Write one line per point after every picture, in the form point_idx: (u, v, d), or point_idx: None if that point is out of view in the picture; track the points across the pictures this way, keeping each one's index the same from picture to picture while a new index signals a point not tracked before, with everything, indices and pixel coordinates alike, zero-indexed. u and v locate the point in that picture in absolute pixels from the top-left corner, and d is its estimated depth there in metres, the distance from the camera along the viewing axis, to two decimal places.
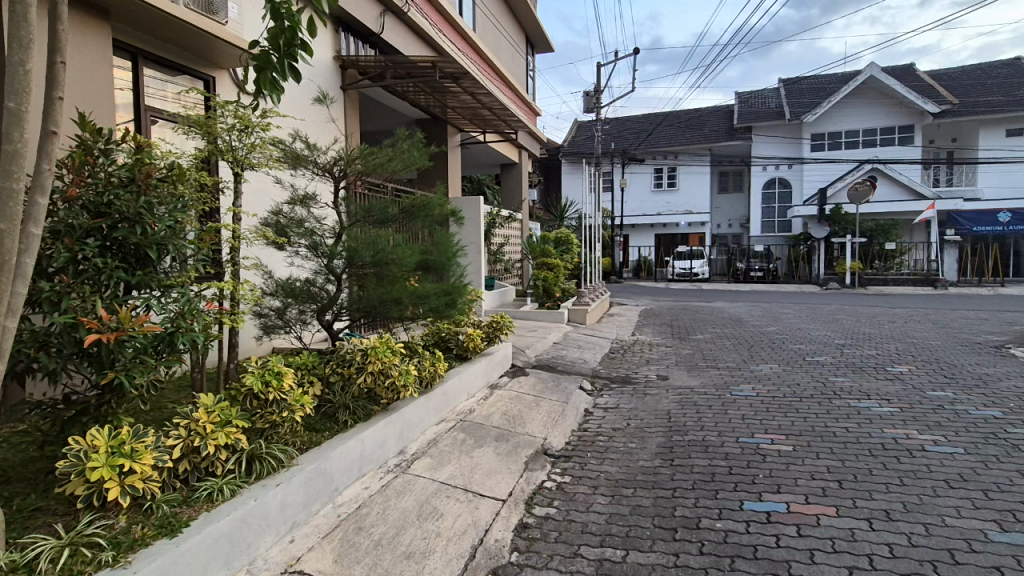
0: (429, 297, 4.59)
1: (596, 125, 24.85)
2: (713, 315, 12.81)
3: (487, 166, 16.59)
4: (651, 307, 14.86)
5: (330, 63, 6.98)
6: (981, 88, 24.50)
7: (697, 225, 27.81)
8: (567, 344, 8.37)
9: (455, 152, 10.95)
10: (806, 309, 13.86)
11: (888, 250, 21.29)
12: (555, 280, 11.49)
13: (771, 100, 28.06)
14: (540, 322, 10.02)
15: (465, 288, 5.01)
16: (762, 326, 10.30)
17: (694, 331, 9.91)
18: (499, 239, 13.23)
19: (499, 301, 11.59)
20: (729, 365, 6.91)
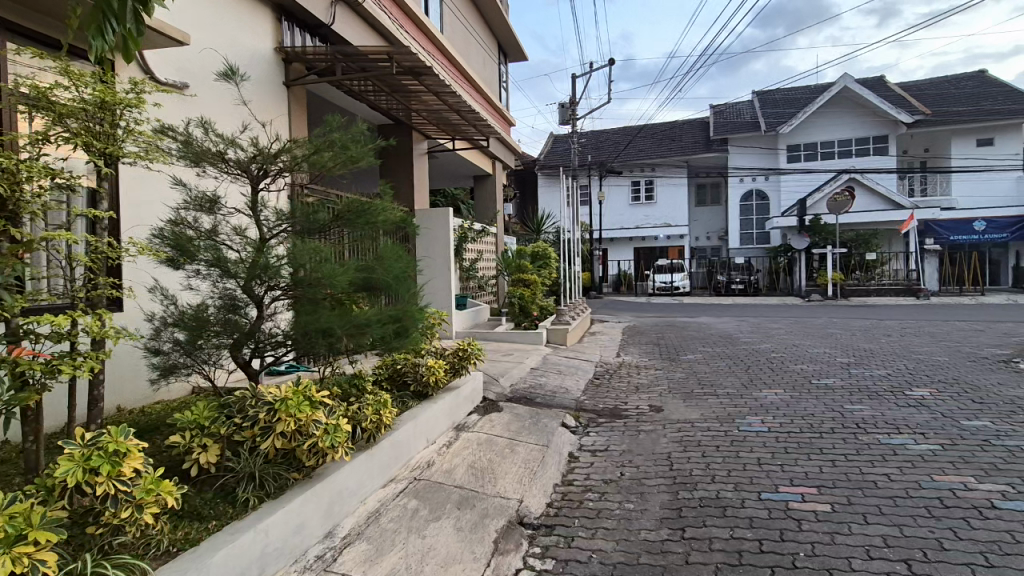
0: (376, 325, 3.63)
1: (572, 138, 24.38)
2: (700, 332, 12.12)
3: (459, 178, 15.82)
4: (634, 324, 14.13)
5: (271, 55, 6.10)
6: (951, 99, 24.74)
7: (676, 238, 27.39)
8: (548, 370, 7.51)
9: (422, 161, 10.12)
10: (796, 323, 13.31)
11: (869, 260, 21.12)
12: (532, 298, 10.70)
13: (746, 113, 28.02)
14: (517, 344, 9.15)
15: (422, 311, 4.09)
16: (756, 344, 9.61)
17: (684, 351, 9.16)
18: (472, 254, 12.37)
19: (471, 322, 10.69)
20: (731, 393, 6.11)
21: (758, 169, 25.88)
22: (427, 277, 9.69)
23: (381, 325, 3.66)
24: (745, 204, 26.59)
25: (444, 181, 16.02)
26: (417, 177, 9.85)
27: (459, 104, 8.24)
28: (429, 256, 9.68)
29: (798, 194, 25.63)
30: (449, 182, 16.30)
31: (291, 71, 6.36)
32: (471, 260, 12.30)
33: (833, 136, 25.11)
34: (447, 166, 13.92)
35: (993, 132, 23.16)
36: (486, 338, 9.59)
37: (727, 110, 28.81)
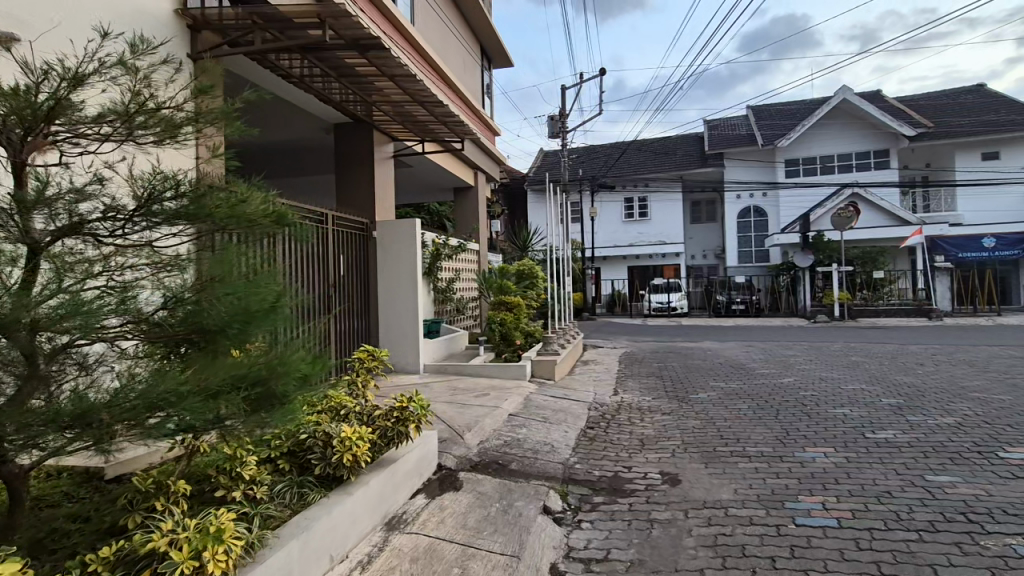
0: (205, 400, 2.09)
1: (563, 152, 23.28)
2: (706, 360, 10.73)
3: (439, 190, 14.50)
4: (632, 351, 12.73)
5: (170, 18, 4.71)
6: (952, 112, 23.93)
7: (672, 257, 26.17)
8: (531, 416, 6.04)
9: (387, 165, 8.78)
10: (811, 349, 11.95)
11: (876, 279, 19.94)
12: (515, 324, 9.30)
13: (741, 127, 27.12)
14: (495, 381, 7.68)
15: (315, 365, 2.57)
16: (777, 378, 8.20)
17: (693, 387, 7.75)
18: (449, 274, 10.98)
19: (445, 352, 9.23)
20: (766, 455, 4.66)
21: (756, 184, 24.84)
22: (391, 301, 8.27)
23: (221, 396, 2.13)
24: (743, 221, 25.47)
25: (423, 193, 14.67)
26: (380, 186, 8.48)
27: (424, 95, 6.93)
28: (392, 276, 8.29)
29: (798, 210, 24.56)
30: (428, 195, 14.98)
31: (199, 40, 4.99)
32: (446, 280, 10.87)
33: (832, 150, 24.16)
34: (423, 175, 12.60)
35: (999, 145, 22.26)
36: (459, 372, 8.12)
37: (721, 125, 27.93)
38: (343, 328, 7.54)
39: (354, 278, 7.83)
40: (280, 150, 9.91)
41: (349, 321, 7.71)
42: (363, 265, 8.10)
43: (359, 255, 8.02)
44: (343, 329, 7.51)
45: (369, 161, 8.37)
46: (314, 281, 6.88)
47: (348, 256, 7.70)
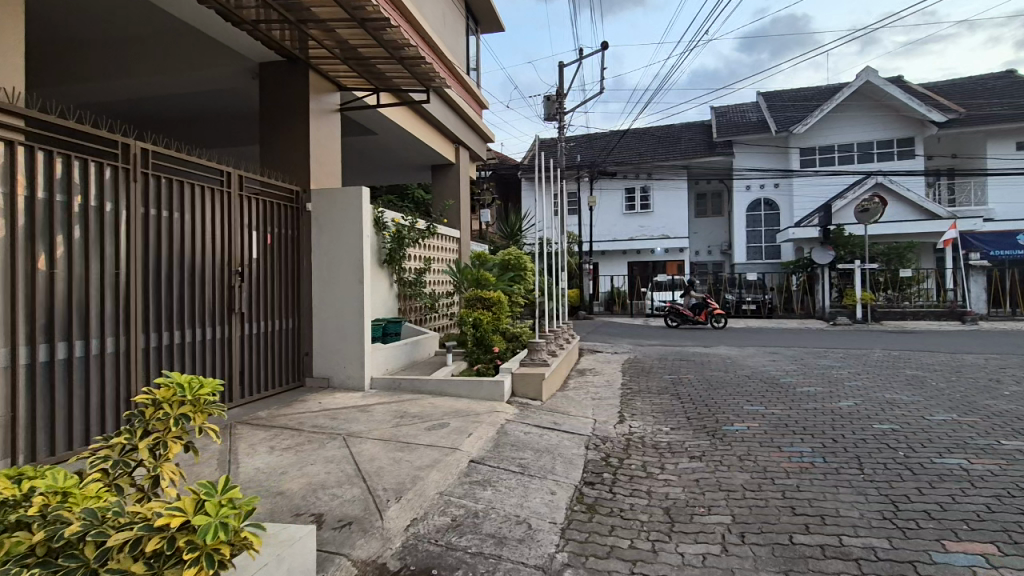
0: None
1: (559, 137, 21.37)
2: (729, 371, 8.85)
3: (416, 169, 12.58)
4: (637, 357, 10.89)
5: None
6: (982, 98, 22.03)
7: (675, 252, 24.31)
8: (502, 465, 4.14)
9: (330, 119, 6.83)
10: (850, 358, 10.03)
11: (903, 278, 18.22)
12: (495, 325, 7.41)
13: (752, 114, 25.25)
14: (461, 403, 5.77)
15: None
16: (831, 401, 6.29)
17: (723, 414, 5.88)
18: (417, 263, 9.09)
19: (406, 360, 7.33)
20: (886, 561, 2.76)
21: (768, 174, 23.03)
22: (329, 293, 6.32)
23: None
24: (752, 215, 23.77)
25: (398, 172, 12.73)
26: (317, 147, 6.51)
27: (360, 6, 4.98)
28: (329, 260, 6.32)
29: (813, 203, 22.77)
30: (404, 175, 13.06)
31: None
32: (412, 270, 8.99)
33: (851, 138, 22.30)
34: (392, 144, 10.64)
35: None
36: (417, 391, 6.20)
37: (729, 112, 26.04)
38: (251, 331, 5.53)
39: (271, 264, 5.87)
40: (206, 109, 8.02)
41: (260, 321, 5.70)
42: (286, 246, 6.13)
43: (281, 234, 6.04)
44: (250, 333, 5.50)
45: (300, 114, 6.41)
46: (204, 265, 4.92)
47: (263, 233, 5.76)
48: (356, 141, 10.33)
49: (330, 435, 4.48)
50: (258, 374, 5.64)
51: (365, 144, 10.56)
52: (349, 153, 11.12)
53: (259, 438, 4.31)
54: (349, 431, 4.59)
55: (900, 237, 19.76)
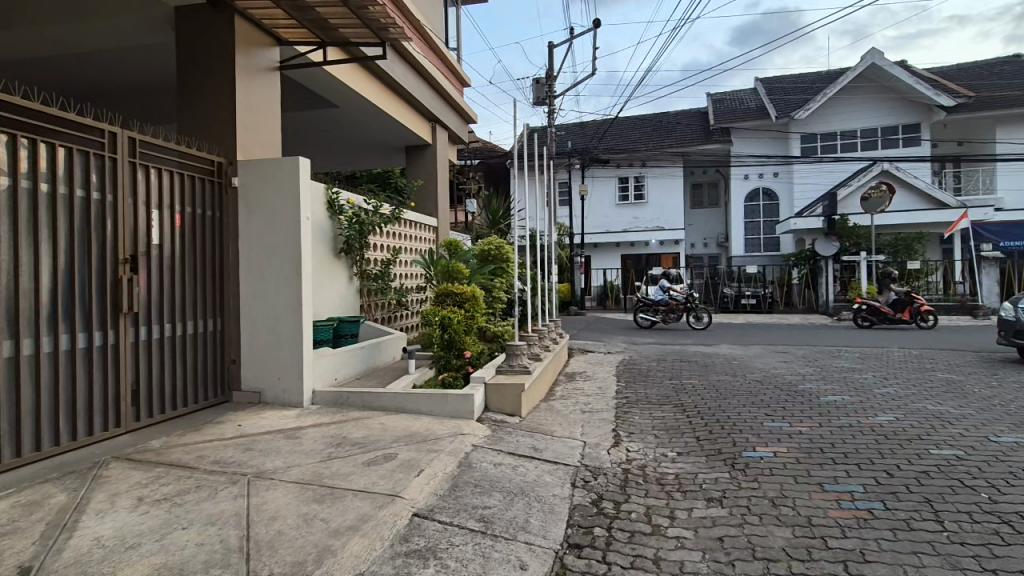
0: None
1: (549, 121, 20.17)
2: (738, 375, 7.80)
3: (388, 151, 11.41)
4: (632, 358, 9.84)
5: None
6: (991, 83, 21.09)
7: (671, 244, 23.31)
8: (457, 520, 3.05)
9: (267, 78, 5.66)
10: (869, 359, 9.04)
11: (910, 269, 17.29)
12: (467, 325, 6.31)
13: (750, 101, 24.22)
14: (419, 424, 4.67)
15: None
16: (867, 416, 5.26)
17: (740, 434, 4.83)
18: (381, 253, 7.95)
19: (362, 367, 6.18)
20: None
21: (767, 163, 22.11)
22: (262, 287, 5.16)
23: None
24: (751, 205, 22.80)
25: (369, 154, 11.56)
26: (248, 109, 5.35)
27: None
28: (261, 248, 5.16)
29: (814, 193, 21.83)
30: (377, 158, 11.88)
31: None
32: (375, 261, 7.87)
33: (854, 124, 21.34)
34: (358, 119, 9.49)
35: None
36: (369, 407, 5.09)
37: (727, 99, 24.98)
38: (153, 337, 4.37)
39: (184, 252, 4.69)
40: (128, 73, 6.84)
41: (167, 324, 4.53)
42: (206, 231, 4.95)
43: (196, 215, 4.85)
44: (151, 339, 4.34)
45: (224, 68, 5.23)
46: (72, 250, 3.78)
47: (171, 214, 4.58)
48: (316, 116, 9.17)
49: (231, 477, 3.36)
50: (163, 391, 4.46)
51: (327, 119, 9.40)
52: (310, 131, 9.95)
53: (128, 483, 3.18)
54: (259, 470, 3.49)
55: (908, 228, 18.82)
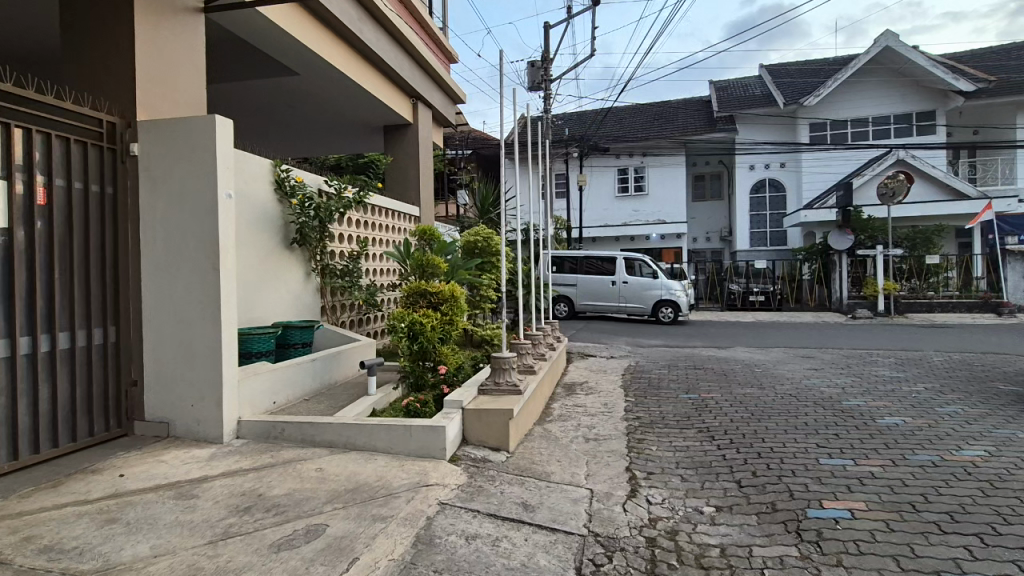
0: None
1: (545, 108, 18.98)
2: (763, 387, 6.70)
3: (364, 131, 10.20)
4: (639, 365, 8.73)
5: None
6: (1011, 66, 19.99)
7: (672, 239, 22.23)
8: None
9: (184, 21, 4.45)
10: (907, 366, 7.98)
11: (929, 264, 16.28)
12: (444, 332, 5.13)
13: (755, 87, 23.08)
14: (369, 470, 3.50)
15: None
16: (950, 450, 4.12)
17: (794, 479, 3.68)
18: (347, 246, 6.78)
19: (313, 384, 4.99)
20: None
21: (773, 152, 21.04)
22: (169, 287, 3.96)
23: None
24: (756, 197, 21.72)
25: (342, 135, 10.37)
26: (153, 56, 4.14)
27: None
28: (168, 234, 3.96)
29: (823, 184, 20.77)
30: (351, 140, 10.67)
31: None
32: (339, 253, 6.67)
33: (866, 111, 20.25)
34: (324, 91, 8.30)
35: None
36: (309, 444, 3.91)
37: (730, 87, 23.85)
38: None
39: (51, 239, 3.48)
40: (29, 24, 5.62)
41: (23, 338, 3.33)
42: (89, 211, 3.74)
43: (72, 189, 3.62)
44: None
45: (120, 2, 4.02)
46: None
47: (29, 186, 3.37)
48: (274, 85, 7.96)
49: None
50: (14, 430, 3.24)
51: (287, 90, 8.20)
52: (272, 104, 8.73)
53: None
54: (105, 566, 2.33)
55: (926, 220, 17.73)
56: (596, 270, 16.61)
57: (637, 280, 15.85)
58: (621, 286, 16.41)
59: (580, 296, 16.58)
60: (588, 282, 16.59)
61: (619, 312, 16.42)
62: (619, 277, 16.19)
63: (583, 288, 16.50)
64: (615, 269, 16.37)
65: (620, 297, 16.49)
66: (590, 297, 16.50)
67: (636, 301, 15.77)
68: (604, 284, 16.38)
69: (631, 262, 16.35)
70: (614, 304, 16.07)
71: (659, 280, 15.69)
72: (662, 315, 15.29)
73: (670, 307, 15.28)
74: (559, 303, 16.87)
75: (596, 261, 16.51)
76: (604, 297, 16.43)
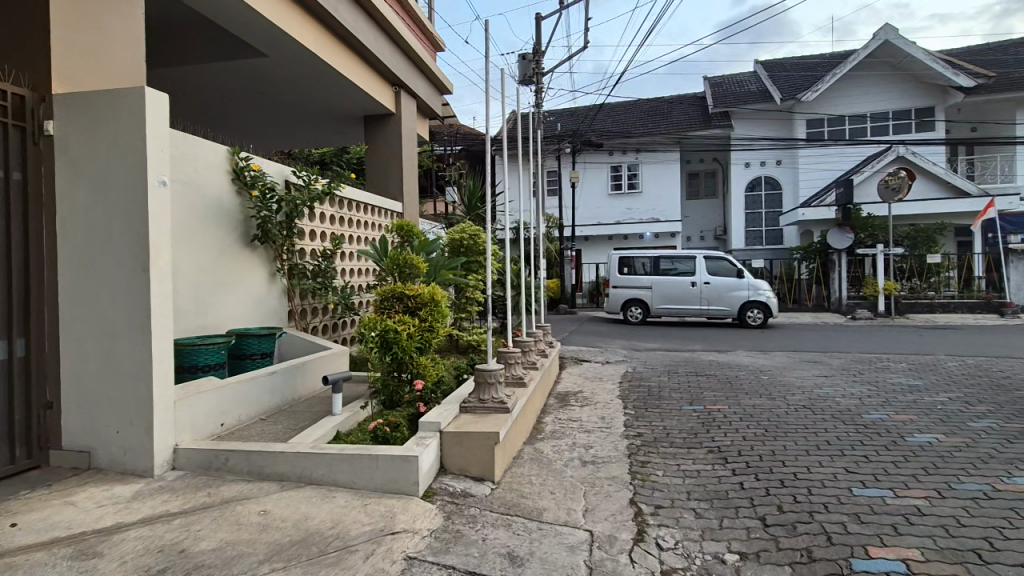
0: None
1: (537, 102, 18.36)
2: (772, 398, 6.16)
3: (343, 121, 9.54)
4: (635, 372, 8.16)
5: None
6: (1008, 63, 19.73)
7: (666, 238, 21.70)
8: None
9: None
10: (922, 373, 7.48)
11: (931, 263, 15.88)
12: (422, 342, 4.52)
13: (750, 84, 22.64)
14: (325, 512, 2.90)
15: None
16: (999, 478, 3.60)
17: (829, 517, 3.14)
18: (318, 245, 6.18)
19: (274, 402, 4.43)
20: None
21: (769, 149, 20.60)
22: (90, 291, 3.32)
23: None
24: (752, 195, 21.27)
25: (318, 125, 9.72)
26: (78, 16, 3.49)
27: None
28: (90, 227, 3.32)
29: (820, 182, 20.35)
30: (329, 130, 10.04)
31: None
32: (308, 252, 6.05)
33: (864, 108, 19.89)
34: (297, 76, 7.66)
35: None
36: (257, 477, 3.31)
37: (725, 83, 23.37)
38: None
39: None
40: None
41: None
42: None
43: None
44: None
45: None
46: None
47: None
48: (240, 68, 7.28)
49: None
50: None
51: (256, 74, 7.53)
52: (241, 88, 8.05)
53: None
54: None
55: (927, 219, 17.32)
56: (670, 270, 14.42)
57: (723, 281, 13.86)
58: (702, 287, 14.31)
59: (654, 299, 14.39)
60: (663, 283, 14.38)
61: (699, 317, 14.36)
62: (700, 276, 14.07)
63: (655, 290, 14.30)
64: (694, 268, 14.23)
65: (701, 299, 14.35)
66: (667, 301, 14.26)
67: (724, 305, 13.74)
68: (682, 285, 14.21)
69: (712, 260, 14.27)
70: (696, 308, 13.97)
71: (747, 279, 13.76)
72: (749, 318, 13.61)
73: (759, 310, 13.52)
74: (628, 308, 14.59)
75: (668, 259, 14.36)
76: (682, 300, 14.26)
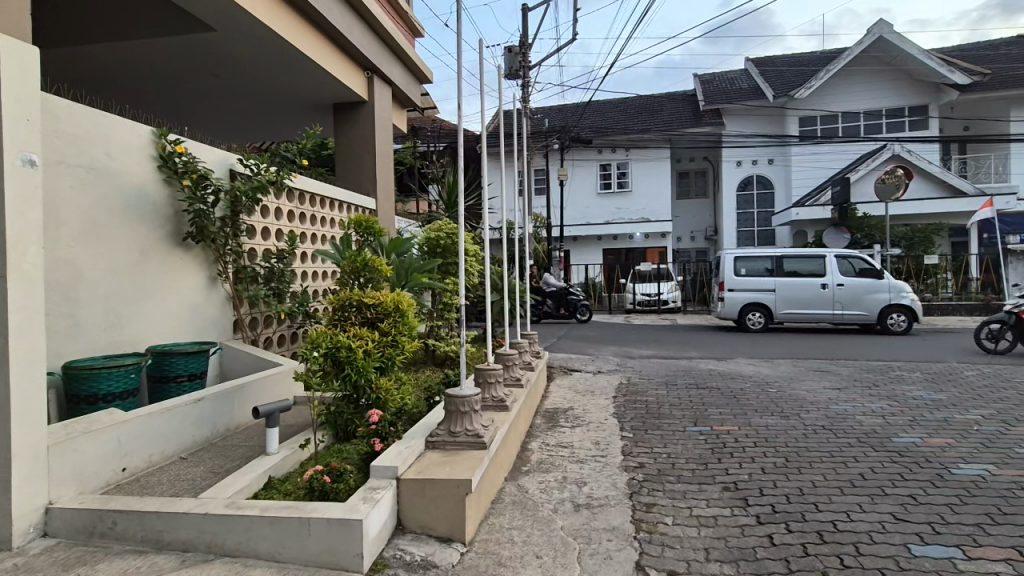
0: None
1: (524, 97, 17.61)
2: (785, 417, 5.47)
3: (310, 108, 8.74)
4: (630, 384, 7.46)
5: None
6: (1001, 61, 19.45)
7: (657, 238, 21.07)
8: None
9: None
10: (939, 384, 6.89)
11: (928, 265, 15.42)
12: (384, 359, 3.78)
13: (741, 81, 22.14)
14: None
15: None
16: None
17: None
18: (269, 245, 5.43)
19: (200, 435, 3.65)
20: None
21: (761, 147, 20.10)
22: None
23: None
24: (743, 194, 20.75)
25: (283, 112, 8.91)
26: None
27: None
28: None
29: (813, 181, 19.88)
30: (295, 119, 9.22)
31: None
32: (255, 252, 5.29)
33: (856, 106, 19.48)
34: (254, 54, 6.85)
35: None
36: (154, 546, 2.54)
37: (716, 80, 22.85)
38: None
39: None
40: None
41: None
42: None
43: None
44: None
45: None
46: None
47: None
48: (188, 45, 6.45)
49: None
50: None
51: (208, 51, 6.70)
52: (192, 69, 7.22)
53: None
54: None
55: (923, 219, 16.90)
56: (795, 270, 12.52)
57: (858, 281, 11.96)
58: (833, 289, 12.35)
59: (776, 303, 12.56)
60: (789, 286, 12.47)
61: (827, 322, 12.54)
62: (834, 277, 12.14)
63: (779, 294, 12.44)
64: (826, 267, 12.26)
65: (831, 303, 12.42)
66: (791, 306, 12.42)
67: (864, 311, 11.87)
68: (809, 287, 12.31)
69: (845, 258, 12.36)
70: (828, 314, 12.11)
71: (887, 280, 11.89)
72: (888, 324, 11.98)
73: (900, 313, 11.88)
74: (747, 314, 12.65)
75: (792, 258, 12.52)
76: (810, 304, 12.38)
